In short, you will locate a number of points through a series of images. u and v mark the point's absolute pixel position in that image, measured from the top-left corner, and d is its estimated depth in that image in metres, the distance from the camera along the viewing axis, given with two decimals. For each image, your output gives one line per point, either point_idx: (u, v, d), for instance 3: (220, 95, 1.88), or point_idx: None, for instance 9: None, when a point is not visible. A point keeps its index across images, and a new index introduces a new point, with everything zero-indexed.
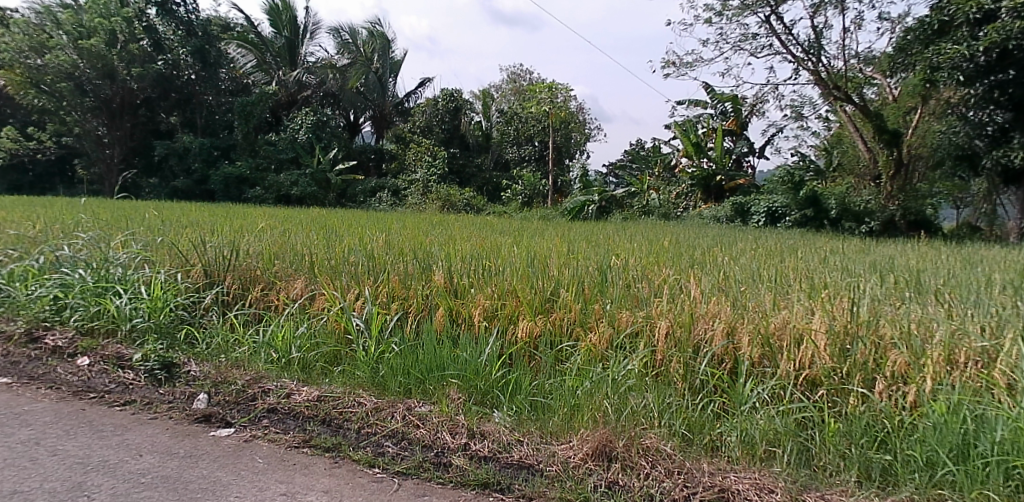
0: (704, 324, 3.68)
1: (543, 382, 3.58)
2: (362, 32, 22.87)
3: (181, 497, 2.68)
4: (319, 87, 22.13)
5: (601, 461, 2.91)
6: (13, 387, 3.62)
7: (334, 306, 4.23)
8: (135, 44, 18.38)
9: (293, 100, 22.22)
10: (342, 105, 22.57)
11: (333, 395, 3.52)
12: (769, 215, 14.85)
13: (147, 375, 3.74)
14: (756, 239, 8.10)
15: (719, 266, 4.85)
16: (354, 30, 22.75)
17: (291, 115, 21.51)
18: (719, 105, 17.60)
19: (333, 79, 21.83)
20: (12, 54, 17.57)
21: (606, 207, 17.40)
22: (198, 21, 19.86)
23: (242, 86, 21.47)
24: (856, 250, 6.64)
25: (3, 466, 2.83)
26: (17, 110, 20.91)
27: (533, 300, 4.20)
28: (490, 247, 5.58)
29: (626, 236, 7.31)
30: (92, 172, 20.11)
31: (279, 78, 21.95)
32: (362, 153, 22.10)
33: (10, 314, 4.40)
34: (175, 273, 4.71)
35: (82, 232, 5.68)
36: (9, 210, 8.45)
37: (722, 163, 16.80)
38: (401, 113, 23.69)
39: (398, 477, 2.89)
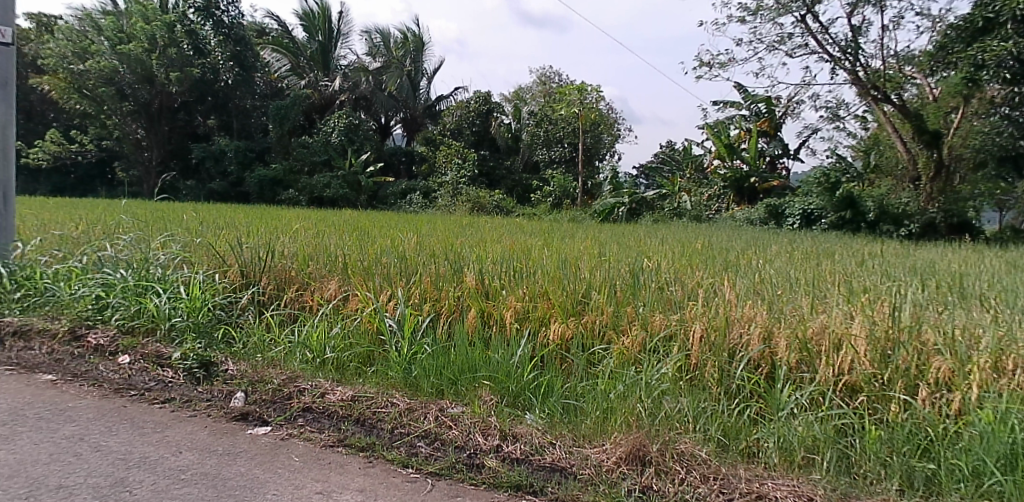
0: (739, 328, 3.64)
1: (575, 384, 3.58)
2: (395, 37, 23.04)
3: (220, 494, 2.71)
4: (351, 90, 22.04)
5: (635, 465, 2.88)
6: (58, 384, 3.70)
7: (368, 306, 4.27)
8: (174, 48, 18.86)
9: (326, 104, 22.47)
10: (373, 108, 22.78)
11: (367, 395, 3.55)
12: (804, 218, 14.55)
13: (187, 373, 3.81)
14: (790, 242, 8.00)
15: (754, 269, 4.79)
16: (387, 35, 22.92)
17: (325, 118, 21.80)
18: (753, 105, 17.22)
19: (366, 82, 21.82)
20: (57, 59, 18.38)
21: (637, 209, 17.18)
22: (238, 25, 20.20)
23: (275, 90, 21.72)
24: (905, 254, 6.54)
25: (49, 461, 2.89)
26: (59, 114, 21.56)
27: (564, 302, 4.19)
28: (520, 248, 5.57)
29: (660, 239, 7.27)
30: (131, 173, 20.62)
31: (311, 81, 22.22)
32: (393, 155, 22.28)
33: (55, 312, 4.49)
34: (213, 273, 4.80)
35: (124, 232, 5.82)
36: (62, 210, 8.72)
37: (756, 165, 16.68)
38: (432, 115, 23.92)
39: (431, 478, 2.89)
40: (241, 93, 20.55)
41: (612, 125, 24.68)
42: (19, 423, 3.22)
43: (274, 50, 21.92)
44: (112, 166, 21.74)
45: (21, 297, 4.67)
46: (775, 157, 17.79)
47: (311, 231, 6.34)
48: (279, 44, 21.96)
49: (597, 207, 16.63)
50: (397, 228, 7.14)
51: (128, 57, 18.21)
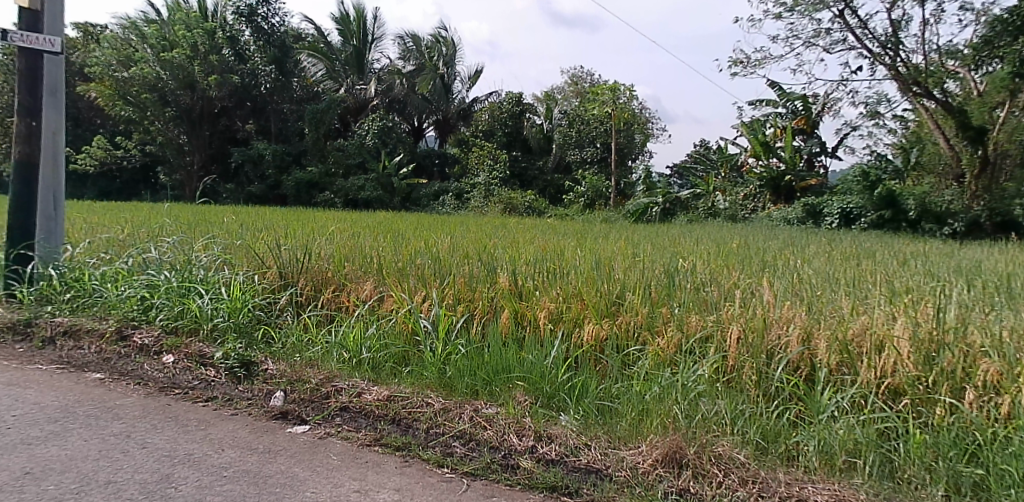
0: (778, 330, 3.58)
1: (610, 386, 3.57)
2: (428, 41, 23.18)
3: (261, 491, 2.74)
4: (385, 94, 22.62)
5: (672, 468, 2.86)
6: (106, 382, 3.83)
7: (403, 307, 4.33)
8: (215, 54, 19.32)
9: (360, 108, 22.71)
10: (406, 111, 22.99)
11: (402, 395, 3.59)
12: (843, 218, 14.43)
13: (228, 372, 3.90)
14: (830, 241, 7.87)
15: (792, 269, 4.71)
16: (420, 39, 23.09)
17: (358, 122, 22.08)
18: (788, 103, 17.01)
19: (400, 84, 22.28)
20: (103, 67, 19.08)
21: (671, 209, 17.04)
22: (277, 31, 20.52)
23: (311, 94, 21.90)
24: (958, 253, 6.36)
25: (98, 458, 2.96)
26: (105, 121, 22.26)
27: (598, 303, 4.18)
28: (553, 249, 5.59)
29: (695, 240, 7.12)
30: (174, 178, 21.20)
31: (347, 86, 22.53)
32: (426, 157, 22.39)
33: (102, 312, 4.63)
34: (252, 275, 4.91)
35: (167, 235, 5.99)
36: (110, 214, 8.98)
37: (793, 163, 16.44)
38: (464, 117, 23.94)
39: (466, 478, 2.91)
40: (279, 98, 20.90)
41: (644, 124, 24.49)
42: (71, 420, 3.32)
43: (310, 55, 22.13)
44: (154, 170, 22.34)
45: (71, 298, 4.84)
46: (812, 155, 17.46)
47: (347, 233, 6.43)
48: (315, 49, 22.14)
49: (630, 207, 16.51)
50: (430, 230, 7.18)
51: (170, 64, 18.76)
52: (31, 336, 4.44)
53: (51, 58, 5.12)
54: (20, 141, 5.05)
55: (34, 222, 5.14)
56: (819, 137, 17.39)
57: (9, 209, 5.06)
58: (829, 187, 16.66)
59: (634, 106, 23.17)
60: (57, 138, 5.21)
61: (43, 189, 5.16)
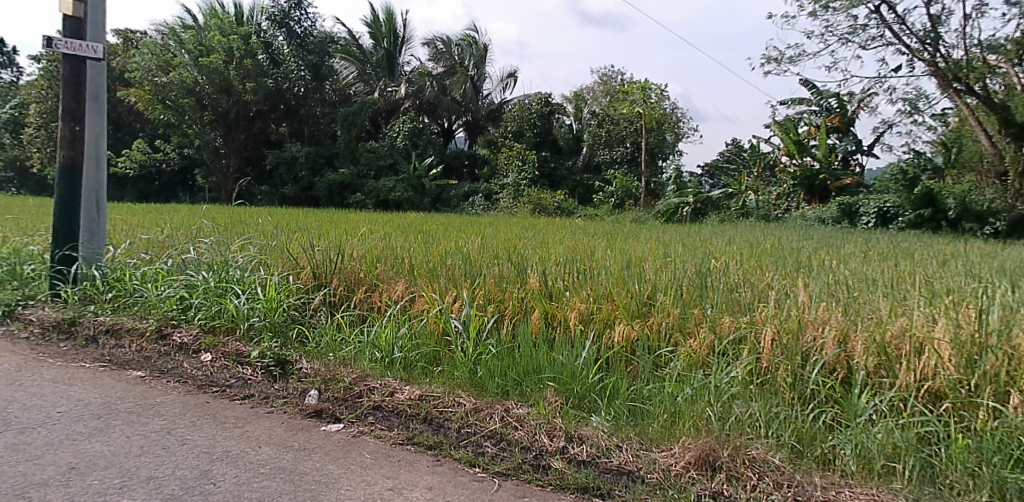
0: (813, 332, 3.53)
1: (642, 387, 3.54)
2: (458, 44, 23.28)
3: (297, 488, 2.78)
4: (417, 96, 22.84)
5: (705, 470, 2.83)
6: (147, 380, 3.93)
7: (434, 307, 4.36)
8: (250, 58, 19.70)
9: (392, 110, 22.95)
10: (436, 112, 23.12)
11: (434, 395, 3.62)
12: (880, 217, 13.96)
13: (264, 371, 3.98)
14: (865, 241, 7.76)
15: (829, 269, 4.64)
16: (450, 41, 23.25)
17: (389, 123, 22.33)
18: (823, 101, 16.79)
19: (430, 87, 22.27)
20: (142, 72, 19.59)
21: (702, 209, 16.88)
22: (311, 35, 20.85)
23: (344, 97, 22.19)
24: (1007, 254, 6.21)
25: (140, 453, 3.04)
26: (145, 125, 22.87)
27: (629, 304, 4.15)
28: (583, 249, 5.61)
29: (724, 240, 7.06)
30: (210, 180, 21.72)
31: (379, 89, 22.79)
32: (456, 158, 22.49)
33: (143, 312, 4.75)
34: (287, 276, 5.00)
35: (204, 236, 6.13)
36: (150, 215, 9.23)
37: (828, 162, 16.21)
38: (493, 119, 23.81)
39: (497, 478, 2.92)
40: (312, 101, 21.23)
41: (675, 123, 24.34)
42: (113, 416, 3.43)
43: (343, 58, 22.37)
44: (190, 173, 22.89)
45: (112, 298, 4.98)
46: (848, 153, 17.15)
47: (378, 234, 6.50)
48: (347, 52, 22.36)
49: (660, 207, 16.26)
50: (459, 230, 7.23)
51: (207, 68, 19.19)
52: (75, 335, 4.59)
53: (93, 65, 5.29)
54: (64, 146, 5.18)
55: (78, 224, 5.29)
56: (855, 135, 17.08)
57: (54, 212, 5.21)
58: (866, 186, 16.31)
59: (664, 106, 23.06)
60: (100, 141, 5.34)
61: (86, 192, 5.30)
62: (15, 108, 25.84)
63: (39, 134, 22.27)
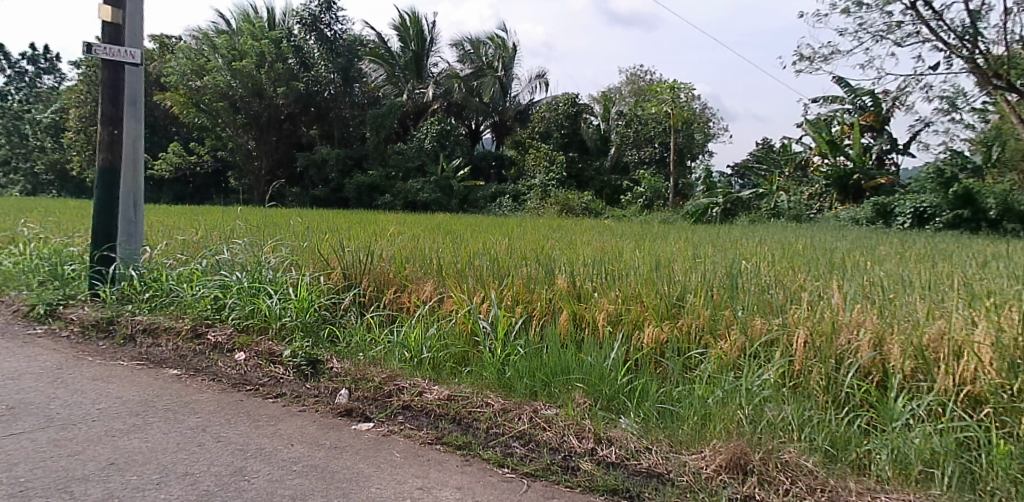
0: (847, 335, 3.46)
1: (672, 389, 3.51)
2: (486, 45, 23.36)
3: (329, 485, 2.81)
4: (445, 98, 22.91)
5: (736, 474, 2.80)
6: (183, 378, 4.02)
7: (462, 308, 4.38)
8: (281, 62, 20.04)
9: (421, 112, 22.92)
10: (464, 113, 23.15)
11: (462, 395, 3.64)
12: (916, 218, 13.72)
13: (295, 370, 4.04)
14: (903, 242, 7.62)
15: (863, 271, 4.56)
16: (478, 42, 23.27)
17: (417, 125, 22.49)
18: (857, 99, 16.55)
19: (458, 89, 22.28)
20: (178, 77, 20.04)
21: (732, 209, 16.54)
22: (341, 39, 20.74)
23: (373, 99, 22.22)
24: None
25: (177, 450, 3.11)
26: (180, 128, 23.39)
27: (659, 305, 4.12)
28: (611, 250, 5.59)
29: (756, 241, 6.99)
30: (243, 182, 22.15)
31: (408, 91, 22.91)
32: (483, 159, 22.46)
33: (179, 311, 4.86)
34: (318, 276, 5.07)
35: (237, 237, 6.25)
36: (186, 217, 9.45)
37: (862, 161, 15.94)
38: (521, 119, 23.84)
39: (526, 479, 2.91)
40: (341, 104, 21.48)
41: (705, 123, 24.17)
42: (151, 413, 3.51)
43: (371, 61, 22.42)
44: (223, 175, 23.37)
45: (149, 298, 5.10)
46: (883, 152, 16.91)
47: (406, 235, 6.55)
48: (376, 55, 22.45)
49: (689, 207, 16.10)
50: (488, 231, 7.26)
51: (240, 73, 19.55)
52: (114, 333, 4.71)
53: (132, 70, 5.42)
54: (103, 149, 5.34)
55: (116, 225, 5.43)
56: (890, 134, 16.78)
57: (94, 214, 5.36)
58: (902, 185, 16.02)
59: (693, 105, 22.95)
60: (137, 145, 5.49)
61: (124, 194, 5.43)
62: (56, 113, 26.60)
63: (79, 138, 22.93)
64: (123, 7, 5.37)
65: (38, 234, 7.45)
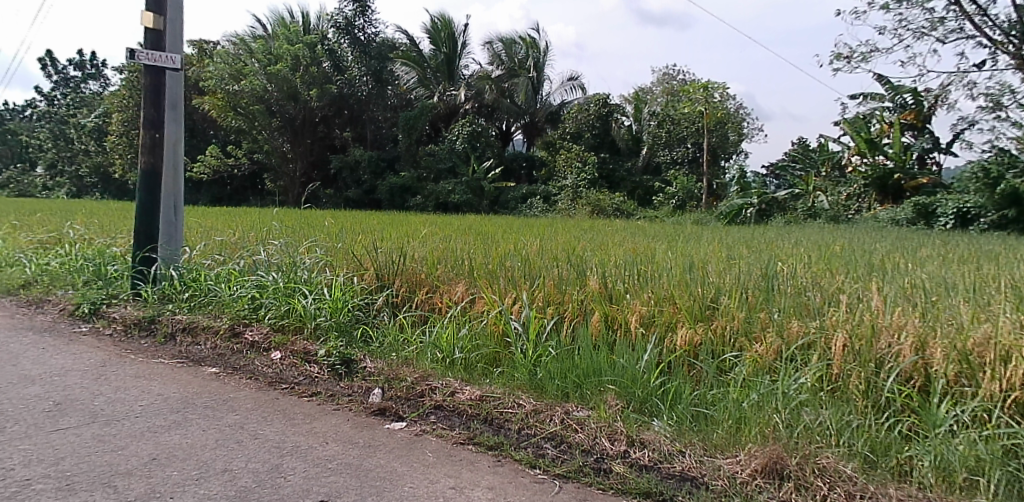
0: (887, 338, 3.37)
1: (705, 392, 3.47)
2: (517, 46, 23.39)
3: (363, 483, 2.84)
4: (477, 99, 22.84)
5: (773, 479, 2.75)
6: (222, 376, 4.11)
7: (493, 308, 4.39)
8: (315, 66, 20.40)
9: (451, 113, 22.94)
10: (494, 115, 23.14)
11: (494, 396, 3.65)
12: (959, 217, 13.44)
13: (330, 369, 4.10)
14: (948, 243, 7.40)
15: (903, 273, 4.44)
16: (509, 43, 23.28)
17: (448, 127, 22.60)
18: (897, 96, 16.22)
19: (490, 90, 22.23)
20: (216, 81, 20.52)
21: (767, 210, 16.19)
22: (374, 41, 21.40)
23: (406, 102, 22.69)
24: None
25: (216, 446, 3.18)
26: (217, 132, 23.91)
27: (692, 307, 4.07)
28: (644, 251, 5.54)
29: (792, 242, 6.87)
30: (278, 184, 22.59)
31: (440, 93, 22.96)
32: (513, 160, 22.29)
33: (217, 311, 4.97)
34: (351, 276, 5.15)
35: (273, 238, 6.37)
36: (225, 218, 9.68)
37: (902, 160, 15.63)
38: (552, 120, 23.80)
39: (557, 480, 2.91)
40: (374, 106, 21.78)
41: (739, 123, 23.88)
42: (191, 410, 3.60)
43: (404, 63, 22.14)
44: (260, 178, 23.86)
45: (188, 297, 5.23)
46: (924, 151, 16.49)
47: (438, 236, 6.60)
48: (408, 57, 22.27)
49: (723, 208, 15.90)
50: (520, 233, 7.26)
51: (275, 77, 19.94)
52: (155, 332, 4.84)
53: (172, 75, 5.55)
54: (146, 153, 5.49)
55: (157, 227, 5.57)
56: (932, 133, 16.35)
57: (135, 215, 5.52)
58: (944, 186, 15.61)
59: (727, 105, 22.71)
60: (177, 148, 5.60)
61: (165, 197, 5.56)
62: (100, 117, 27.42)
63: (120, 142, 23.61)
64: (165, 14, 5.49)
65: (85, 235, 7.70)
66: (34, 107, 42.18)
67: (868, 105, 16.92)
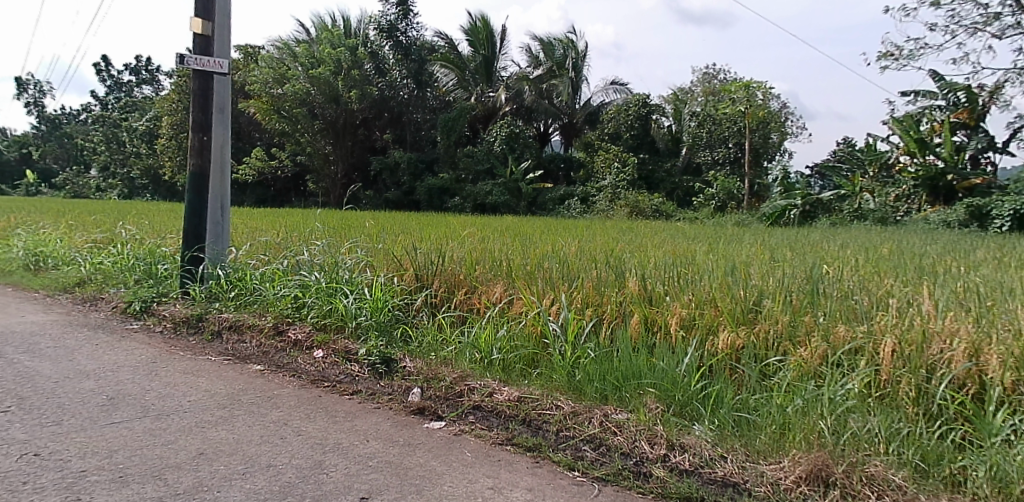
0: (939, 343, 3.25)
1: (748, 397, 3.40)
2: (556, 46, 23.11)
3: (403, 481, 2.87)
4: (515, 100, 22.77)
5: (817, 486, 2.69)
6: (266, 373, 4.21)
7: (532, 310, 4.39)
8: (357, 69, 20.76)
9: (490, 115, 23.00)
10: (533, 116, 23.04)
11: (532, 397, 3.66)
12: (1016, 219, 12.90)
13: (370, 368, 4.16)
14: (1006, 247, 7.10)
15: (956, 276, 4.31)
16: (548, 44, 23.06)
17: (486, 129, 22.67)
18: (950, 94, 15.68)
19: (529, 91, 22.38)
20: (261, 85, 21.04)
21: (811, 211, 15.82)
22: (415, 45, 21.26)
23: (445, 104, 22.87)
24: None
25: (262, 442, 3.25)
26: (262, 134, 24.47)
27: (734, 310, 4.01)
28: (684, 253, 5.47)
29: (838, 244, 6.70)
30: (320, 185, 23.07)
31: (478, 94, 23.01)
32: (551, 161, 22.14)
33: (262, 310, 5.10)
34: (392, 277, 5.22)
35: (316, 239, 6.51)
36: (270, 219, 9.91)
37: (954, 160, 15.06)
38: (591, 121, 23.70)
39: (596, 483, 2.90)
40: (414, 108, 22.06)
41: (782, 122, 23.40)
42: (237, 406, 3.69)
43: (442, 65, 22.47)
44: (302, 179, 24.38)
45: (234, 296, 5.37)
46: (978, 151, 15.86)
47: (476, 237, 6.64)
48: (447, 60, 22.60)
49: (765, 209, 15.63)
50: (557, 234, 7.26)
51: (318, 80, 20.30)
52: (202, 329, 4.99)
53: (220, 79, 5.70)
54: (194, 155, 5.67)
55: (204, 227, 5.73)
56: (987, 131, 15.70)
57: (184, 215, 5.69)
58: (1000, 186, 14.94)
59: (770, 104, 22.30)
60: (225, 150, 5.76)
61: (212, 198, 5.72)
62: (151, 121, 28.34)
63: (170, 145, 24.39)
64: (213, 20, 5.67)
65: (137, 235, 7.97)
66: (90, 110, 43.86)
67: (919, 103, 16.40)
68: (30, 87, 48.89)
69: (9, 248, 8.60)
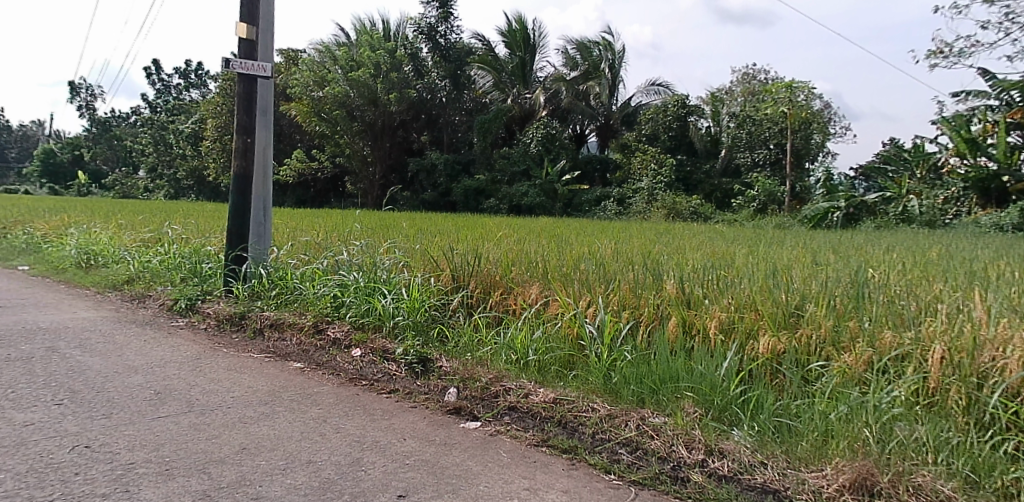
0: (991, 351, 3.11)
1: (790, 402, 3.33)
2: (593, 47, 22.93)
3: (440, 480, 2.89)
4: (551, 101, 22.70)
5: (861, 495, 2.63)
6: (306, 371, 4.30)
7: (568, 311, 4.38)
8: (396, 71, 21.04)
9: (526, 116, 23.03)
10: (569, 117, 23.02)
11: (568, 399, 3.64)
12: None
13: (407, 367, 4.21)
14: None
15: (1009, 281, 4.16)
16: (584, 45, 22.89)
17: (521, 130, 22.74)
18: (1003, 93, 15.12)
19: (565, 93, 22.34)
20: (301, 88, 21.40)
21: (856, 214, 15.45)
22: (454, 48, 21.37)
23: (481, 105, 22.98)
24: None
25: (301, 438, 3.31)
26: (302, 136, 24.95)
27: (775, 314, 3.93)
28: (722, 255, 5.39)
29: (884, 247, 6.52)
30: (358, 186, 23.44)
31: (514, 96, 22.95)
32: (588, 163, 22.06)
33: (302, 308, 5.20)
34: (429, 277, 5.26)
35: (355, 239, 6.61)
36: (310, 219, 10.10)
37: (1008, 162, 14.43)
38: (628, 122, 23.58)
39: (633, 487, 2.87)
40: (451, 110, 22.28)
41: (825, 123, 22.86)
42: (277, 403, 3.77)
43: (479, 67, 22.48)
44: (340, 181, 24.79)
45: (276, 295, 5.49)
46: None
47: (513, 238, 6.67)
48: (484, 61, 22.57)
49: (807, 211, 15.32)
50: (593, 235, 7.24)
51: (356, 83, 20.64)
52: (245, 327, 5.12)
53: (264, 82, 5.81)
54: (239, 157, 5.82)
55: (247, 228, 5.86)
56: None
57: (228, 215, 5.83)
58: None
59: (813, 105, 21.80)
60: (267, 152, 5.87)
61: (254, 199, 5.85)
62: (197, 123, 29.14)
63: (214, 147, 25.07)
64: (257, 25, 5.81)
65: (182, 234, 8.20)
66: (139, 114, 45.38)
67: (970, 102, 15.88)
68: (83, 91, 50.73)
69: (64, 246, 8.94)
